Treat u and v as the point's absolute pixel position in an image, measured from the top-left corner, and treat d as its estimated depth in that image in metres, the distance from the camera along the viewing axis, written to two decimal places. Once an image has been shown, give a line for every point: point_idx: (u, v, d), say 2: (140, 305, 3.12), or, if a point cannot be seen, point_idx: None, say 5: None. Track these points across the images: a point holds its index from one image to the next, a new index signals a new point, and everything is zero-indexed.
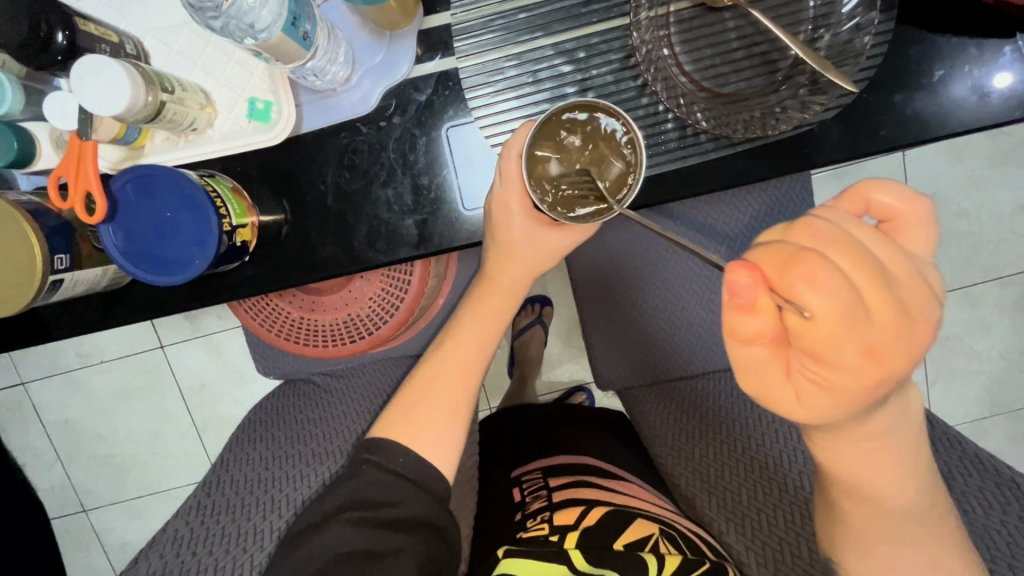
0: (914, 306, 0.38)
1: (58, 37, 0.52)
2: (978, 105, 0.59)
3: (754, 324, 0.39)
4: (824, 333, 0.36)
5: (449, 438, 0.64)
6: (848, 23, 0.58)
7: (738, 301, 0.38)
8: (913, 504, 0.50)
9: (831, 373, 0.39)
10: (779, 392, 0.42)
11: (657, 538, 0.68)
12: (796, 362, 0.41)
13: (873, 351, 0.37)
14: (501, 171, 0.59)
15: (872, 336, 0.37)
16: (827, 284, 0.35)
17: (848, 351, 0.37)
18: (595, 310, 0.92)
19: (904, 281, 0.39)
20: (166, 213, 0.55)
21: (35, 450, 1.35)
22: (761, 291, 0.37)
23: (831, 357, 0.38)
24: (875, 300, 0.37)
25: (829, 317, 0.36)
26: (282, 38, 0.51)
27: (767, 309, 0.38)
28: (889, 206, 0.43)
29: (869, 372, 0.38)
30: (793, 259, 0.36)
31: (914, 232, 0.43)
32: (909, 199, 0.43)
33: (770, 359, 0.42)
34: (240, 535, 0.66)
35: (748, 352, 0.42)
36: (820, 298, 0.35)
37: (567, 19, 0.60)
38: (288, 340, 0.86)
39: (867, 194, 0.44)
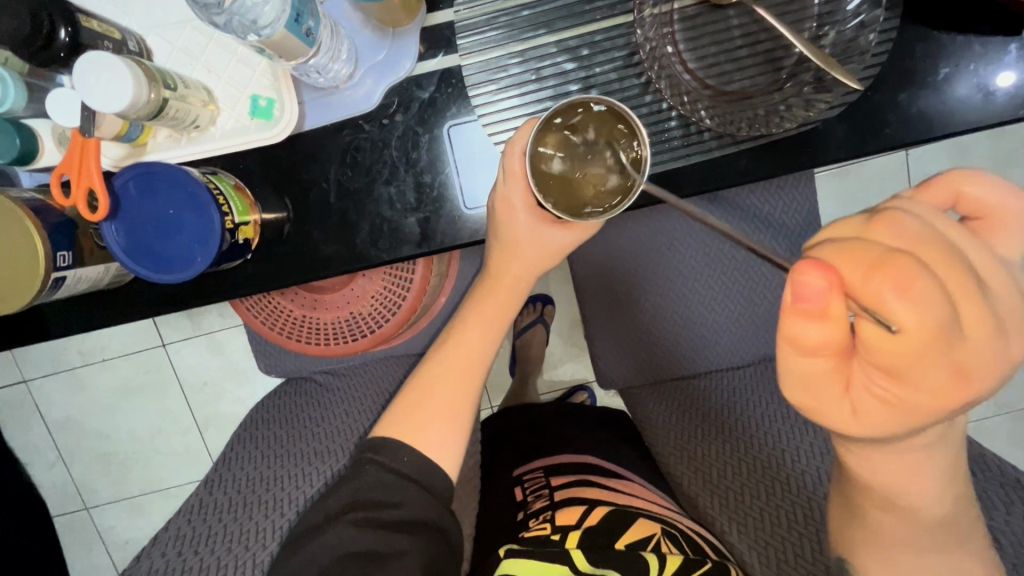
0: (1005, 321, 0.37)
1: (60, 33, 0.52)
2: (983, 104, 0.59)
3: (818, 333, 0.38)
4: (908, 350, 0.36)
5: (452, 437, 0.64)
6: (853, 20, 0.58)
7: (810, 308, 0.37)
8: (928, 510, 0.50)
9: (903, 390, 0.38)
10: (835, 405, 0.42)
11: (659, 538, 0.67)
12: (861, 374, 0.40)
13: (959, 371, 0.36)
14: (505, 169, 0.58)
15: (962, 356, 0.36)
16: (918, 297, 0.34)
17: (930, 368, 0.36)
18: (597, 309, 0.91)
19: (1000, 293, 0.37)
20: (169, 211, 0.55)
21: (38, 448, 1.36)
22: (834, 298, 0.36)
23: (913, 376, 0.37)
24: (972, 315, 0.36)
25: (918, 332, 0.35)
26: (285, 34, 0.50)
27: (839, 318, 0.37)
28: (980, 201, 0.43)
29: (950, 392, 0.37)
30: (879, 264, 0.35)
31: (1004, 234, 0.42)
32: (1005, 194, 0.42)
33: (834, 373, 0.40)
34: (242, 534, 0.66)
35: (808, 363, 0.40)
36: (913, 311, 0.34)
37: (570, 17, 0.60)
38: (290, 339, 0.86)
39: (958, 186, 0.43)
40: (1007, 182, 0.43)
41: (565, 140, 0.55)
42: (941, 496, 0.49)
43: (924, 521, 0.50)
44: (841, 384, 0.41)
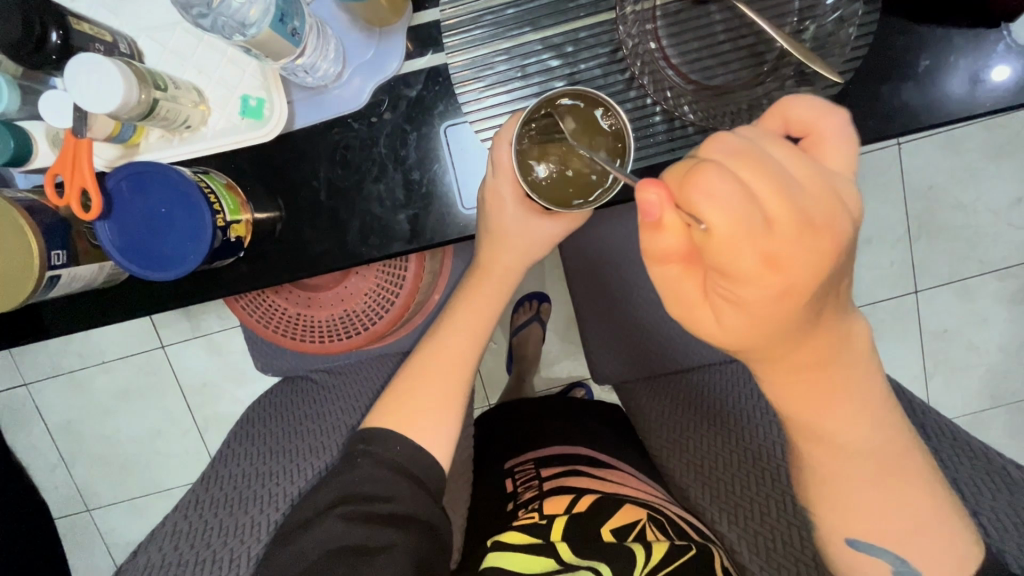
0: (820, 217, 0.37)
1: (52, 36, 0.53)
2: (967, 97, 0.60)
3: (665, 242, 0.40)
4: (724, 246, 0.36)
5: (441, 429, 0.65)
6: (831, 15, 0.59)
7: (647, 220, 0.39)
8: (855, 440, 0.50)
9: (741, 289, 0.38)
10: (700, 312, 0.43)
11: (645, 524, 0.68)
12: (710, 281, 0.41)
13: (774, 261, 0.36)
14: (494, 160, 0.59)
15: (772, 245, 0.36)
16: (724, 196, 0.35)
17: (747, 260, 0.36)
18: (589, 302, 0.93)
19: (814, 191, 0.38)
20: (160, 209, 0.56)
21: (38, 450, 1.37)
22: (667, 208, 0.38)
23: (735, 271, 0.37)
24: (778, 209, 0.36)
25: (727, 229, 0.35)
26: (271, 34, 0.51)
27: (674, 227, 0.39)
28: (805, 120, 0.44)
29: (772, 283, 0.37)
30: (689, 172, 0.36)
31: (831, 147, 0.43)
32: (822, 112, 0.44)
33: (686, 277, 0.42)
34: (236, 528, 0.66)
35: (663, 273, 0.43)
36: (716, 209, 0.35)
37: (554, 14, 0.61)
38: (285, 337, 0.87)
39: (784, 111, 0.45)
40: (825, 101, 0.45)
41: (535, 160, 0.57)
42: (864, 425, 0.50)
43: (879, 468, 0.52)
44: (697, 289, 0.42)
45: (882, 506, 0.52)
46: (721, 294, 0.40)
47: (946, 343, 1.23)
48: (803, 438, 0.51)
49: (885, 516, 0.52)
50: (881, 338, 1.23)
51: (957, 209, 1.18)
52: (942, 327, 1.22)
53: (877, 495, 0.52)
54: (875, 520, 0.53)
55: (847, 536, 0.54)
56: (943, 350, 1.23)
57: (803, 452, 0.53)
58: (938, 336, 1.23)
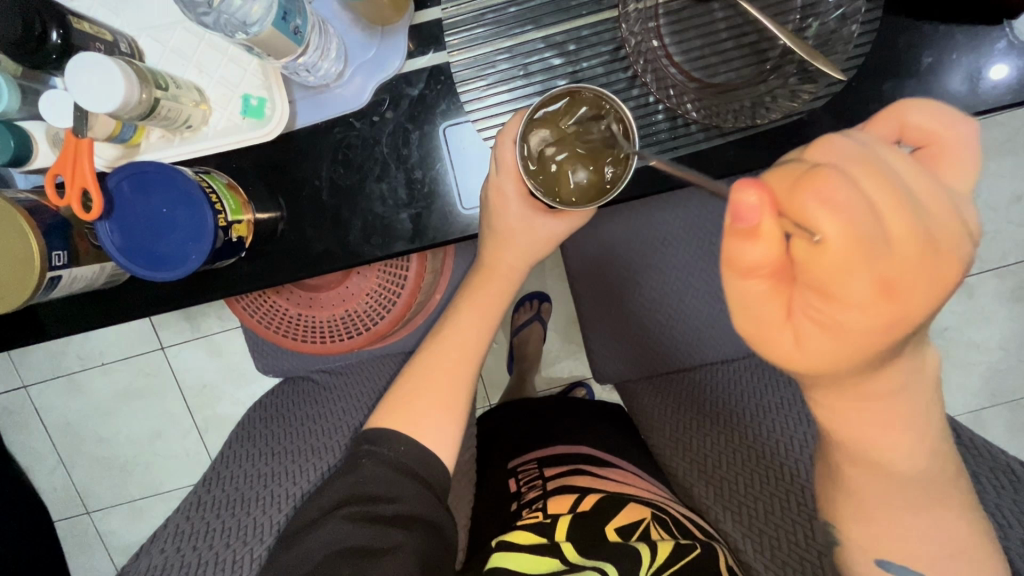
0: (940, 239, 0.36)
1: (52, 35, 0.53)
2: (968, 94, 0.60)
3: (756, 253, 0.37)
4: (834, 262, 0.35)
5: (445, 429, 0.65)
6: (834, 12, 0.59)
7: (741, 225, 0.36)
8: (904, 465, 0.49)
9: (839, 311, 0.37)
10: (779, 333, 0.41)
11: (649, 523, 0.68)
12: (799, 298, 0.39)
13: (888, 287, 0.35)
14: (497, 159, 0.59)
15: (889, 267, 0.35)
16: (842, 206, 0.34)
17: (859, 283, 0.35)
18: (591, 301, 0.92)
19: (937, 214, 0.36)
20: (162, 210, 0.56)
21: (37, 452, 1.36)
22: (767, 216, 0.35)
23: (840, 291, 0.36)
24: (902, 231, 0.35)
25: (842, 242, 0.34)
26: (273, 32, 0.51)
27: (770, 236, 0.36)
28: (925, 130, 0.43)
29: (878, 308, 0.36)
30: (808, 178, 0.35)
31: (949, 161, 0.41)
32: (947, 122, 0.42)
33: (773, 295, 0.40)
34: (242, 529, 0.66)
35: (747, 287, 0.40)
36: (833, 220, 0.34)
37: (556, 12, 0.61)
38: (287, 337, 0.87)
39: (901, 117, 0.43)
40: (950, 109, 0.43)
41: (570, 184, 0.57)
42: (921, 451, 0.49)
43: (920, 486, 0.50)
44: (782, 310, 0.40)
45: (912, 519, 0.52)
46: (813, 315, 0.38)
47: (947, 341, 1.23)
48: None
49: (892, 515, 0.52)
50: None
51: None
52: (943, 326, 1.22)
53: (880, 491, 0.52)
54: (906, 537, 0.53)
55: (879, 557, 0.54)
56: (944, 348, 1.23)
57: (843, 471, 0.52)
58: (939, 334, 1.23)
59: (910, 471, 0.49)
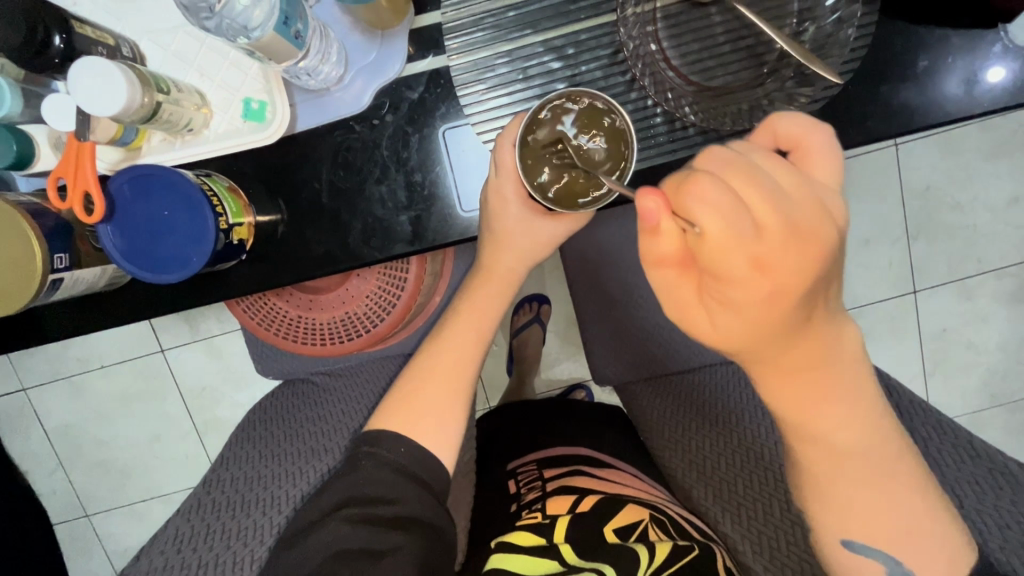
0: (806, 223, 0.39)
1: (55, 40, 0.54)
2: (965, 97, 0.60)
3: (661, 246, 0.41)
4: (716, 249, 0.37)
5: (445, 429, 0.65)
6: (830, 16, 0.59)
7: (645, 226, 0.40)
8: (842, 437, 0.50)
9: (731, 290, 0.40)
10: (694, 314, 0.44)
11: (647, 524, 0.68)
12: (704, 283, 0.42)
13: (763, 265, 0.38)
14: (497, 163, 0.59)
15: (762, 249, 0.38)
16: (716, 201, 0.37)
17: (736, 263, 0.38)
18: (589, 304, 0.93)
19: (801, 202, 0.39)
20: (163, 213, 0.56)
21: (36, 455, 1.36)
22: (665, 215, 0.39)
23: (726, 273, 0.39)
24: (768, 217, 0.38)
25: (718, 231, 0.37)
26: (274, 37, 0.51)
27: (670, 233, 0.40)
28: (794, 134, 0.46)
29: (759, 286, 0.39)
30: (687, 180, 0.38)
31: (817, 161, 0.45)
32: (808, 128, 0.46)
33: (681, 281, 0.43)
34: (243, 531, 0.66)
35: (658, 276, 0.43)
36: (710, 213, 0.36)
37: (555, 17, 0.61)
38: (286, 340, 0.87)
39: (773, 128, 0.47)
40: (812, 117, 0.46)
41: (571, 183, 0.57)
42: (856, 421, 0.50)
43: (870, 460, 0.51)
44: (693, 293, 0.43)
45: (865, 497, 0.52)
46: (714, 295, 0.41)
47: (945, 342, 1.23)
48: (803, 439, 0.51)
49: (892, 516, 0.52)
50: (881, 339, 1.23)
51: (956, 209, 1.18)
52: (942, 327, 1.23)
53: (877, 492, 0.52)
54: (883, 522, 0.53)
55: (845, 538, 0.54)
56: (943, 350, 1.23)
57: (791, 447, 0.53)
58: (938, 336, 1.24)
59: (855, 447, 0.50)
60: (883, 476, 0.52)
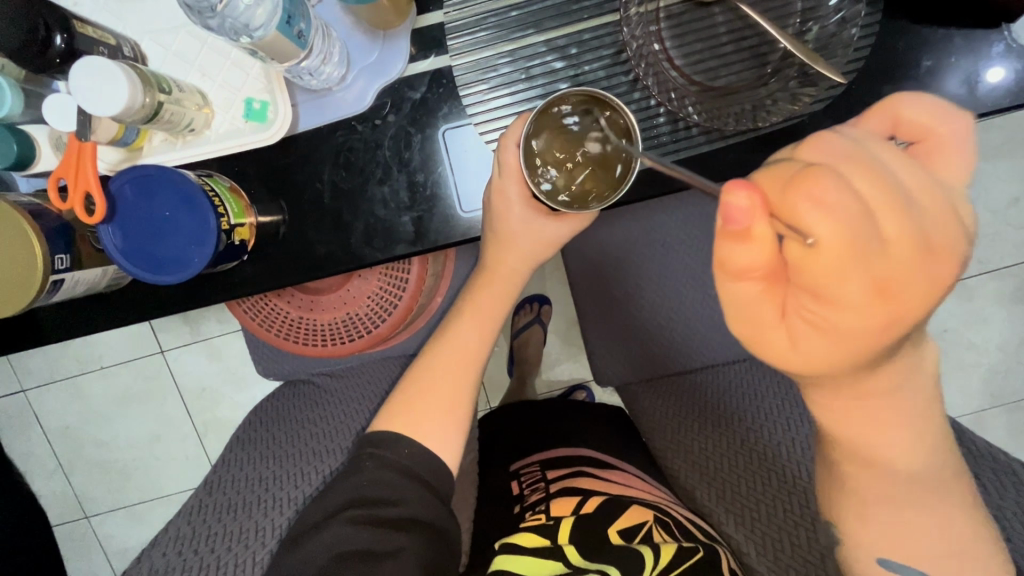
0: (935, 238, 0.36)
1: (56, 39, 0.53)
2: (967, 97, 0.60)
3: (751, 256, 0.38)
4: (827, 265, 0.35)
5: (448, 431, 0.65)
6: (834, 16, 0.59)
7: (731, 226, 0.36)
8: (865, 448, 0.49)
9: (833, 313, 0.37)
10: (773, 334, 0.41)
11: (651, 526, 0.68)
12: (792, 300, 0.39)
13: (884, 288, 0.35)
14: (500, 162, 0.59)
15: (884, 270, 0.35)
16: (835, 208, 0.34)
17: (854, 285, 0.35)
18: (590, 305, 0.92)
19: (931, 211, 0.36)
20: (165, 213, 0.56)
21: (36, 457, 1.36)
22: (759, 219, 0.36)
23: (835, 294, 0.36)
24: (895, 231, 0.35)
25: (833, 244, 0.34)
26: (277, 36, 0.51)
27: (764, 238, 0.37)
28: (917, 122, 0.42)
29: (871, 311, 0.36)
30: (800, 179, 0.35)
31: (946, 154, 0.41)
32: (940, 113, 0.42)
33: (765, 298, 0.40)
34: (242, 532, 0.66)
35: (740, 288, 0.40)
36: (825, 222, 0.34)
37: (558, 16, 0.61)
38: (287, 340, 0.87)
39: (896, 110, 0.43)
40: (942, 101, 0.42)
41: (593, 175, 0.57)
42: (920, 448, 0.49)
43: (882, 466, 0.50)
44: (776, 311, 0.40)
45: (919, 518, 0.52)
46: (806, 315, 0.38)
47: (946, 343, 1.23)
48: None
49: (897, 517, 0.52)
50: None
51: None
52: (942, 328, 1.22)
53: (883, 493, 0.52)
54: (885, 523, 0.53)
55: (880, 556, 0.53)
56: (943, 350, 1.23)
57: (842, 470, 0.53)
58: (938, 336, 1.23)
59: (906, 469, 0.50)
60: (926, 492, 0.51)
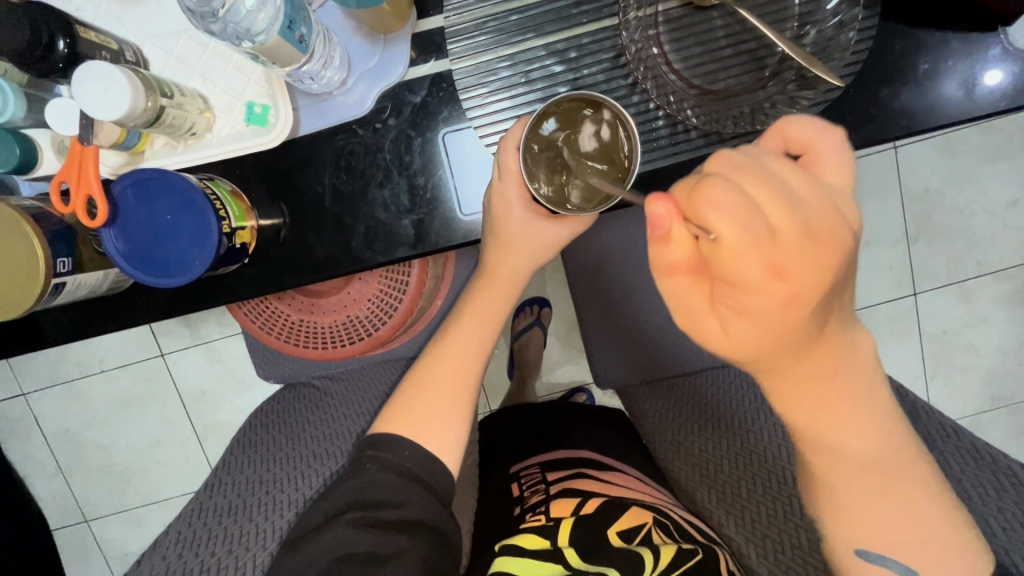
0: (820, 227, 0.39)
1: (58, 44, 0.53)
2: (964, 100, 0.60)
3: (674, 253, 0.41)
4: (731, 257, 0.37)
5: (448, 432, 0.65)
6: (831, 19, 0.60)
7: (655, 234, 0.40)
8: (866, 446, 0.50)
9: (747, 297, 0.39)
10: (706, 322, 0.44)
11: (651, 528, 0.68)
12: (717, 291, 0.42)
13: (779, 271, 0.38)
14: (500, 165, 0.60)
15: (777, 255, 0.37)
16: (729, 206, 0.37)
17: (753, 270, 0.38)
18: (591, 307, 0.93)
19: (815, 206, 0.39)
20: (166, 216, 0.56)
21: (36, 461, 1.36)
22: (676, 222, 0.39)
23: (742, 280, 0.38)
24: (781, 221, 0.38)
25: (733, 237, 0.36)
26: (279, 41, 0.52)
27: (682, 240, 0.40)
28: (804, 139, 0.46)
29: (777, 292, 0.39)
30: (697, 187, 0.38)
31: (828, 163, 0.45)
32: (820, 130, 0.46)
33: (693, 289, 0.43)
34: (241, 535, 0.66)
35: (672, 284, 0.44)
36: (723, 219, 0.36)
37: (558, 20, 0.62)
38: (288, 343, 0.87)
39: (783, 132, 0.47)
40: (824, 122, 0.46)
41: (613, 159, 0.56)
42: (867, 431, 0.51)
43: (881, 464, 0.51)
44: (704, 301, 0.43)
45: (883, 500, 0.52)
46: (728, 302, 0.41)
47: (946, 345, 1.23)
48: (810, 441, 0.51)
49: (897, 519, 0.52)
50: (880, 341, 1.23)
51: (955, 212, 1.19)
52: (941, 330, 1.23)
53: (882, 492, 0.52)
54: (885, 525, 0.53)
55: (857, 547, 0.54)
56: (943, 352, 1.23)
57: (806, 458, 0.54)
58: (937, 338, 1.24)
59: None
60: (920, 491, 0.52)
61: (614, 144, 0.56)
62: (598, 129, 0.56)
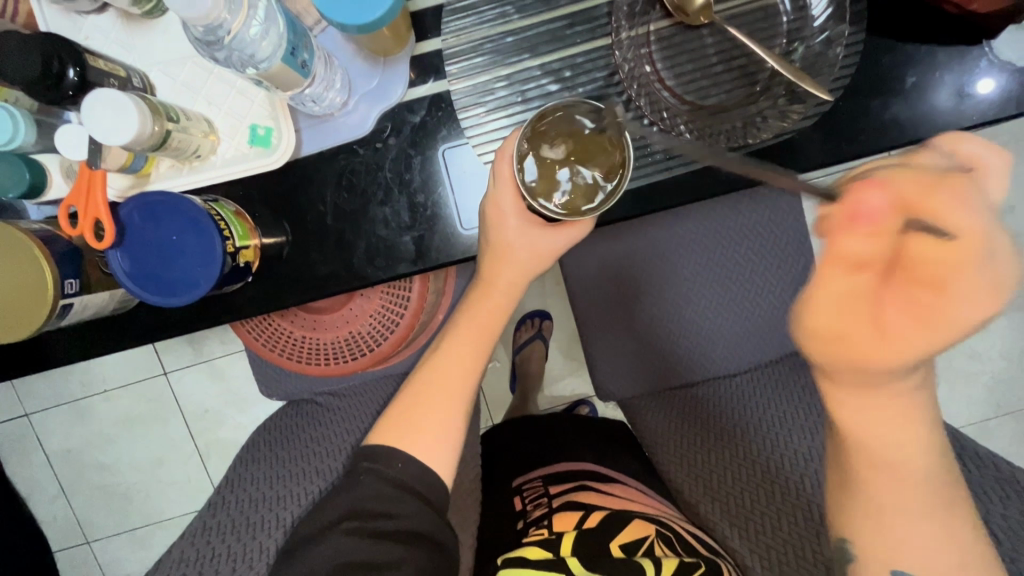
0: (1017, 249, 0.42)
1: (69, 73, 0.55)
2: (953, 111, 0.62)
3: (867, 247, 0.43)
4: (941, 255, 0.42)
5: (449, 445, 0.66)
6: (819, 36, 0.61)
7: (861, 222, 0.42)
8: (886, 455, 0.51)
9: (939, 300, 0.43)
10: (867, 329, 0.45)
11: (653, 540, 0.68)
12: (899, 290, 0.44)
13: (995, 287, 0.41)
14: (494, 173, 0.60)
15: (996, 269, 0.41)
16: (971, 206, 0.41)
17: (977, 279, 0.41)
18: (592, 317, 0.89)
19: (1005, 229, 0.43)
20: (172, 237, 0.57)
21: (38, 482, 1.35)
22: (891, 213, 0.41)
23: (950, 283, 0.42)
24: (1003, 238, 0.42)
25: (971, 235, 0.41)
26: (282, 67, 0.54)
27: (884, 233, 0.42)
28: (976, 153, 0.45)
29: (978, 307, 0.42)
30: (935, 182, 0.41)
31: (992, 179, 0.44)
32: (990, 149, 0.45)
33: (878, 287, 0.44)
34: (245, 554, 0.67)
35: (854, 282, 0.44)
36: (965, 217, 0.41)
37: (552, 41, 0.63)
38: (291, 360, 0.88)
39: (956, 144, 0.46)
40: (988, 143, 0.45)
41: (578, 127, 0.58)
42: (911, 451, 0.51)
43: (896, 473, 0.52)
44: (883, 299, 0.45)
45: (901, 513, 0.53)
46: (914, 300, 0.44)
47: (949, 351, 1.23)
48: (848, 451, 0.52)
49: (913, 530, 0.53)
50: None
51: None
52: None
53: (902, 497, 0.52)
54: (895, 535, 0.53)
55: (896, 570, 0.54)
56: (946, 358, 1.23)
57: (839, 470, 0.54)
58: (940, 345, 1.24)
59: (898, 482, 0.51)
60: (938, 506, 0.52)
61: (563, 121, 0.58)
62: (545, 137, 0.58)
